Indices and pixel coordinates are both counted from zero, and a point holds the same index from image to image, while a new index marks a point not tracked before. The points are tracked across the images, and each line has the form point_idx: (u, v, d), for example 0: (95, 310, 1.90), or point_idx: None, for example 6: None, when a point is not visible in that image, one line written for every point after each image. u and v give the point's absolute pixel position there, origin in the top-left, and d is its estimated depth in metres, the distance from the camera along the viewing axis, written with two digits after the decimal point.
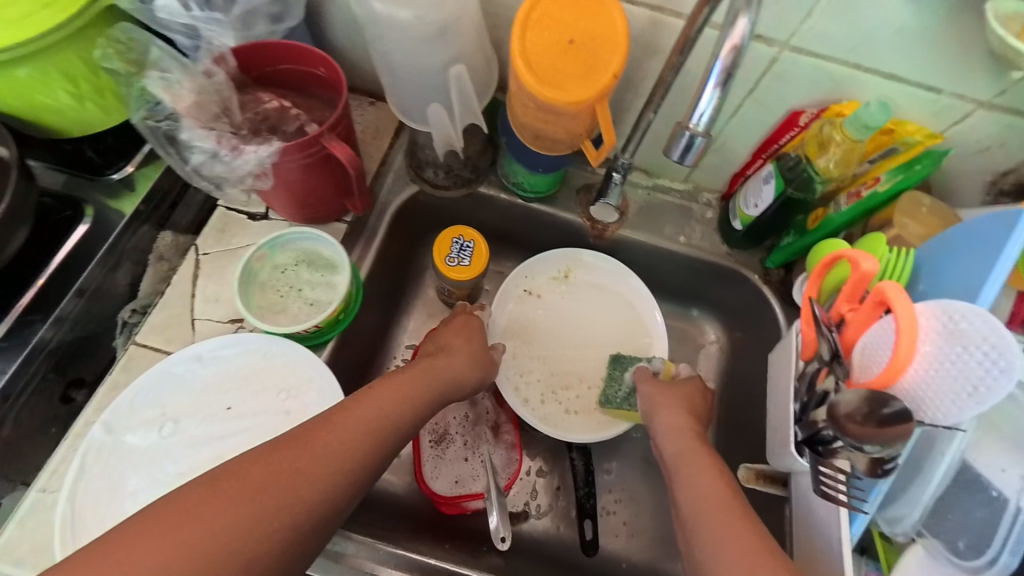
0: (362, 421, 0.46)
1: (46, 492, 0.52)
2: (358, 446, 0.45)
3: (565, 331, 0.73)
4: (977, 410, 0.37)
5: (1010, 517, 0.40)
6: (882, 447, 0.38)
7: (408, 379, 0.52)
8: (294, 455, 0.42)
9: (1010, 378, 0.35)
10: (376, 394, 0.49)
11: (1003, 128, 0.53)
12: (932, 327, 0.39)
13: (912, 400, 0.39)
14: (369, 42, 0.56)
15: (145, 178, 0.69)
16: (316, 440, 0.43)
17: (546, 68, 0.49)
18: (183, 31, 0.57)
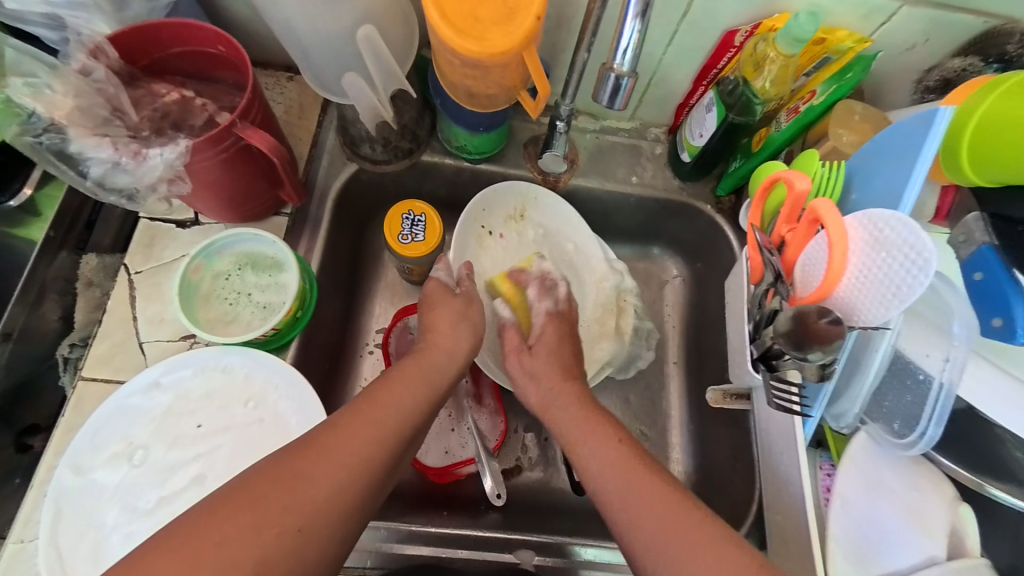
0: (361, 429, 0.45)
1: (23, 541, 0.50)
2: (355, 452, 0.43)
3: (527, 280, 0.70)
4: (900, 310, 0.39)
5: (934, 394, 0.43)
6: (823, 353, 0.42)
7: (402, 381, 0.52)
8: (285, 476, 0.40)
9: (926, 275, 0.37)
10: (373, 402, 0.48)
11: (927, 24, 0.54)
12: (859, 239, 0.41)
13: (847, 308, 0.42)
14: (266, 11, 0.50)
15: (50, 200, 0.62)
16: (307, 458, 0.41)
17: (464, 18, 0.45)
18: (44, 22, 0.49)
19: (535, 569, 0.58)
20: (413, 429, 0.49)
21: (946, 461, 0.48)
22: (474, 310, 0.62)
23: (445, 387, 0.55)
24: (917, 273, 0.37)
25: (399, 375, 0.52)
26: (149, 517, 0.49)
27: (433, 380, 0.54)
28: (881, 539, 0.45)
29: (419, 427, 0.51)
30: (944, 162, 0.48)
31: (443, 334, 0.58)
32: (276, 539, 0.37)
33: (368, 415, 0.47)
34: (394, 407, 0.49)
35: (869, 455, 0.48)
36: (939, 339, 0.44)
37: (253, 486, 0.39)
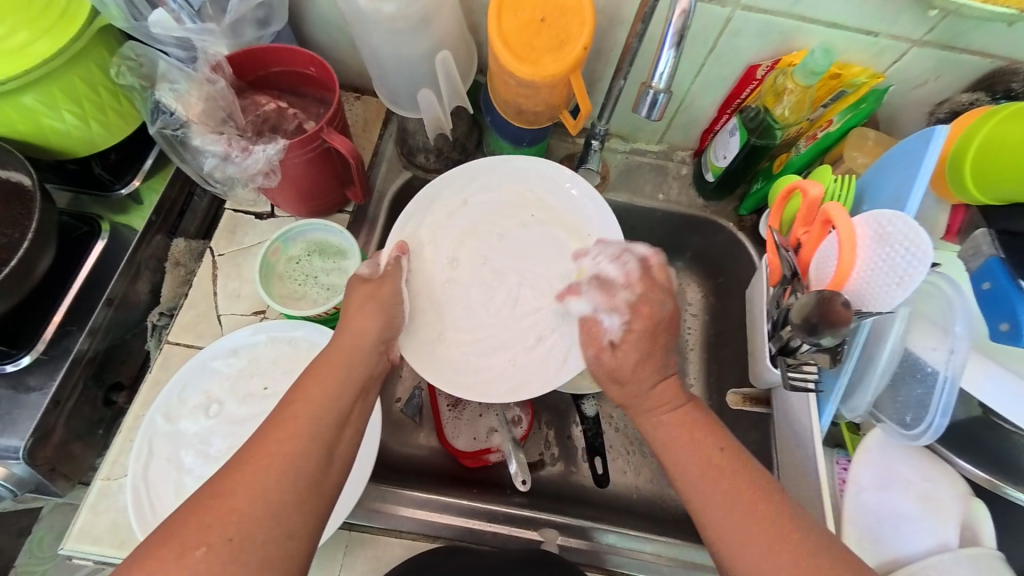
0: (284, 430, 0.42)
1: (110, 479, 0.57)
2: (278, 453, 0.41)
3: (524, 255, 0.65)
4: (904, 296, 0.44)
5: (941, 387, 0.48)
6: (834, 338, 0.46)
7: (324, 370, 0.48)
8: (208, 497, 0.38)
9: (925, 262, 0.43)
10: (294, 409, 0.44)
11: (936, 62, 0.59)
12: (866, 235, 0.46)
13: (858, 297, 0.47)
14: (356, 39, 0.60)
15: (151, 191, 0.72)
16: (229, 472, 0.39)
17: (522, 46, 0.54)
18: (176, 44, 0.60)
19: (558, 549, 0.61)
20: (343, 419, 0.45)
21: (963, 461, 0.52)
22: (387, 291, 0.56)
23: (373, 366, 0.51)
24: (917, 263, 0.43)
25: (318, 371, 0.48)
26: (218, 462, 0.56)
27: (358, 369, 0.49)
28: (897, 525, 0.50)
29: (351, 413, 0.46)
30: (953, 181, 0.54)
31: (355, 316, 0.53)
32: (204, 558, 0.35)
33: (288, 425, 0.43)
34: (313, 406, 0.44)
35: (882, 445, 0.53)
36: (943, 335, 0.49)
37: (180, 514, 0.37)
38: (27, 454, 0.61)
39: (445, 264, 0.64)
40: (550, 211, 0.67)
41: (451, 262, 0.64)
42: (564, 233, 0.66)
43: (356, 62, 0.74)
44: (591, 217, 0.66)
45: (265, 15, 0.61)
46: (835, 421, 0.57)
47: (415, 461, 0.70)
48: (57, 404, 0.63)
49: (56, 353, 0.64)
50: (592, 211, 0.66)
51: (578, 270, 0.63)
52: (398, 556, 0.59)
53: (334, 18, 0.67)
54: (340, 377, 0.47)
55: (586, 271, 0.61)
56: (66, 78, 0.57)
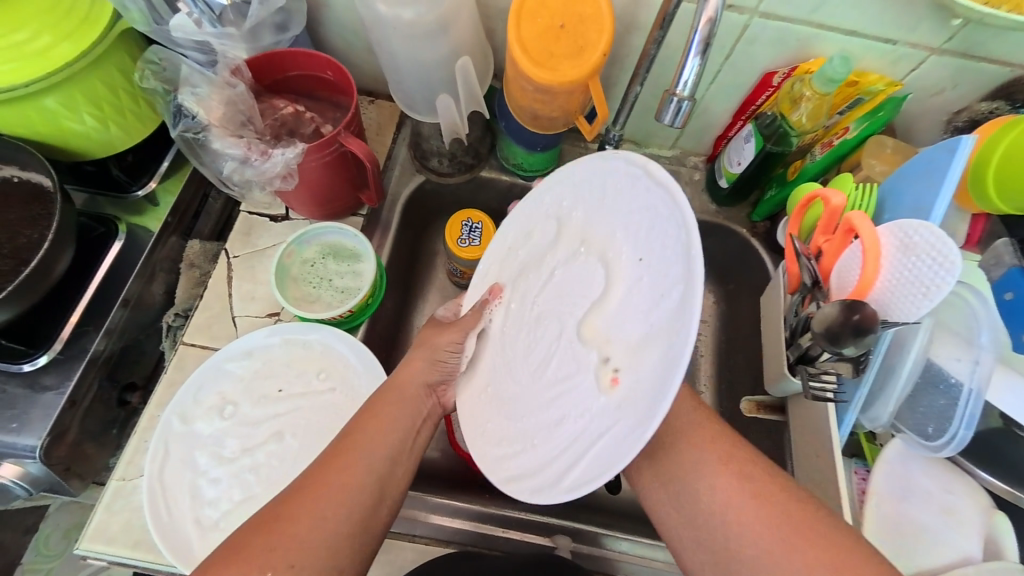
0: (349, 462, 0.45)
1: (125, 480, 0.57)
2: (344, 483, 0.44)
3: (578, 302, 0.43)
4: (928, 307, 0.43)
5: (965, 398, 0.48)
6: (857, 348, 0.46)
7: (388, 406, 0.51)
8: (277, 521, 0.41)
9: (952, 274, 0.42)
10: (351, 450, 0.46)
11: (955, 71, 0.59)
12: (890, 245, 0.46)
13: (881, 306, 0.47)
14: (373, 43, 0.60)
15: (167, 193, 0.73)
16: (298, 500, 0.42)
17: (541, 52, 0.54)
18: (196, 48, 0.61)
19: (571, 555, 0.62)
20: (399, 457, 0.48)
21: (983, 473, 0.52)
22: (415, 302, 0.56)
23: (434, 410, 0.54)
24: (943, 274, 0.43)
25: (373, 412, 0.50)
26: (232, 464, 0.57)
27: (409, 411, 0.51)
28: (916, 537, 0.49)
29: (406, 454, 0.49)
30: (973, 189, 0.53)
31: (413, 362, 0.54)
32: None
33: (343, 466, 0.45)
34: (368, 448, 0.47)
35: (903, 456, 0.52)
36: (966, 346, 0.49)
37: (250, 535, 0.40)
38: (43, 454, 0.62)
39: (499, 315, 0.51)
40: (594, 232, 0.44)
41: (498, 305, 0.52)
42: (596, 264, 0.42)
43: (370, 66, 0.74)
44: (630, 238, 0.39)
45: (283, 20, 0.62)
46: (852, 431, 0.57)
47: (425, 465, 0.70)
48: (72, 403, 0.64)
49: (73, 353, 0.64)
50: (642, 222, 0.38)
51: (604, 327, 0.40)
52: (411, 560, 0.59)
53: (350, 22, 0.67)
54: (394, 420, 0.50)
55: (619, 333, 0.38)
56: (88, 81, 0.58)
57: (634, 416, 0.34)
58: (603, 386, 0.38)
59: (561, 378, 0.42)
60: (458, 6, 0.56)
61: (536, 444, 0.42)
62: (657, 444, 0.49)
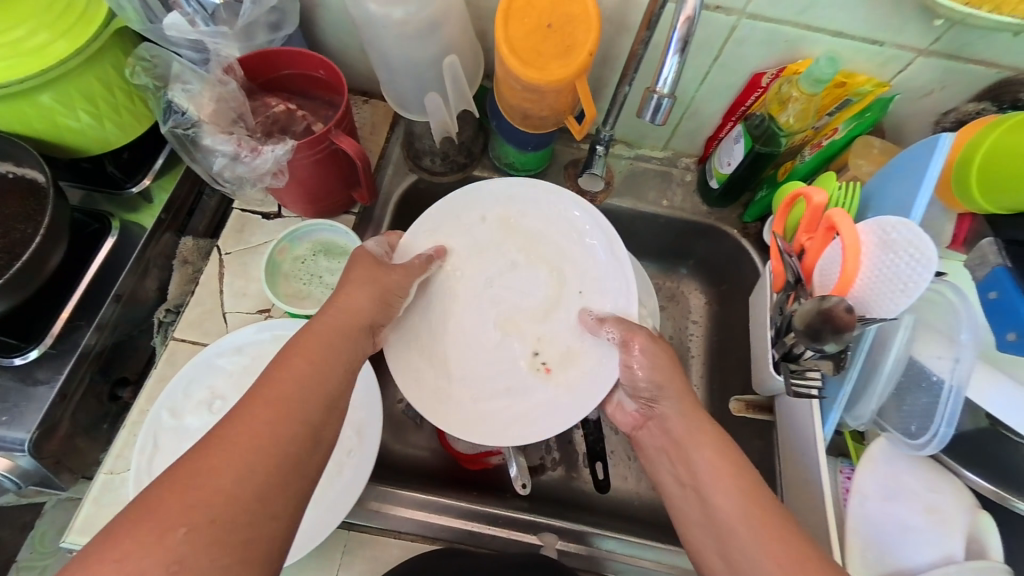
0: (270, 406, 0.41)
1: (113, 473, 0.58)
2: (268, 429, 0.40)
3: (519, 291, 0.63)
4: (907, 303, 0.43)
5: (946, 396, 0.48)
6: (837, 344, 0.46)
7: (310, 348, 0.46)
8: (189, 473, 0.37)
9: (929, 270, 0.42)
10: (279, 386, 0.43)
11: (942, 72, 0.59)
12: (870, 241, 0.47)
13: (862, 303, 0.47)
14: (365, 43, 0.61)
15: (162, 190, 0.74)
16: (212, 447, 0.38)
17: (528, 52, 0.54)
18: (190, 46, 0.62)
19: (558, 554, 0.61)
20: (330, 399, 0.45)
21: (970, 473, 0.52)
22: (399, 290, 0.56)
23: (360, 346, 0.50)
24: (920, 270, 0.43)
25: (305, 344, 0.47)
26: None
27: (343, 350, 0.48)
28: (901, 536, 0.49)
29: (336, 395, 0.45)
30: (958, 191, 0.54)
31: (347, 294, 0.52)
32: (186, 537, 0.34)
33: (274, 401, 0.42)
34: (300, 384, 0.44)
35: (887, 456, 0.52)
36: (949, 344, 0.49)
37: (160, 489, 0.36)
38: (33, 447, 0.62)
39: (454, 278, 0.62)
40: (551, 258, 0.64)
41: (447, 270, 0.62)
42: (542, 276, 0.63)
43: (364, 66, 0.75)
44: (577, 276, 0.63)
45: (277, 20, 0.63)
46: (839, 431, 0.57)
47: (415, 462, 0.70)
48: (63, 397, 0.64)
49: (65, 347, 0.65)
50: (598, 273, 0.63)
51: (542, 335, 0.61)
52: (397, 556, 0.59)
53: (344, 23, 0.68)
54: (329, 355, 0.47)
55: (552, 342, 0.61)
56: (82, 78, 0.59)
57: (567, 399, 0.58)
58: (538, 374, 0.59)
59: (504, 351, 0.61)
60: (448, 7, 0.57)
61: (477, 399, 0.58)
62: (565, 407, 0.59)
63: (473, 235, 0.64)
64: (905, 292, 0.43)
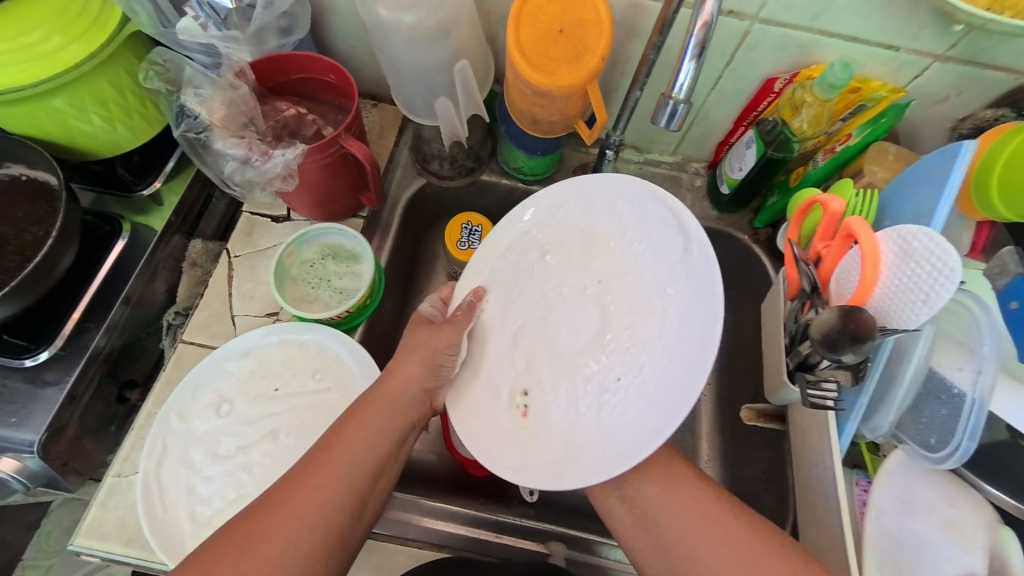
0: (326, 479, 0.45)
1: (121, 476, 0.58)
2: (317, 503, 0.44)
3: (567, 324, 0.53)
4: (929, 314, 0.42)
5: (967, 409, 0.47)
6: (856, 355, 0.45)
7: (364, 418, 0.50)
8: (241, 538, 0.41)
9: (952, 280, 0.41)
10: (330, 456, 0.46)
11: (960, 78, 0.58)
12: (890, 251, 0.46)
13: (881, 313, 0.46)
14: (375, 47, 0.61)
15: (171, 193, 0.74)
16: (260, 517, 0.42)
17: (539, 56, 0.54)
18: (202, 50, 0.62)
19: (565, 563, 0.60)
20: (375, 473, 0.48)
21: (989, 488, 0.51)
22: None
23: (415, 417, 0.53)
24: (943, 280, 0.42)
25: (358, 416, 0.50)
26: (227, 462, 0.57)
27: (394, 417, 0.51)
28: (919, 552, 0.48)
29: (380, 471, 0.48)
30: (976, 198, 0.53)
31: (399, 365, 0.53)
32: None
33: (318, 476, 0.45)
34: (354, 456, 0.47)
35: (905, 468, 0.51)
36: (970, 356, 0.48)
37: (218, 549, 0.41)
38: (42, 449, 0.62)
39: (536, 255, 0.57)
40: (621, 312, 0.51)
41: (545, 229, 0.57)
42: (597, 331, 0.51)
43: (373, 70, 0.75)
44: (623, 366, 0.49)
45: (288, 24, 0.63)
46: (854, 441, 0.56)
47: (420, 467, 0.70)
48: (72, 399, 0.64)
49: (74, 349, 0.65)
50: (669, 360, 0.45)
51: (548, 379, 0.52)
52: (403, 564, 0.58)
53: (354, 26, 0.68)
54: (381, 428, 0.50)
55: (554, 401, 0.51)
56: (95, 82, 0.59)
57: (519, 448, 0.50)
58: (514, 411, 0.52)
59: (509, 362, 0.54)
60: (459, 12, 0.56)
61: (472, 377, 0.54)
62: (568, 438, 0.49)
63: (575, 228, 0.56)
64: (926, 303, 0.42)
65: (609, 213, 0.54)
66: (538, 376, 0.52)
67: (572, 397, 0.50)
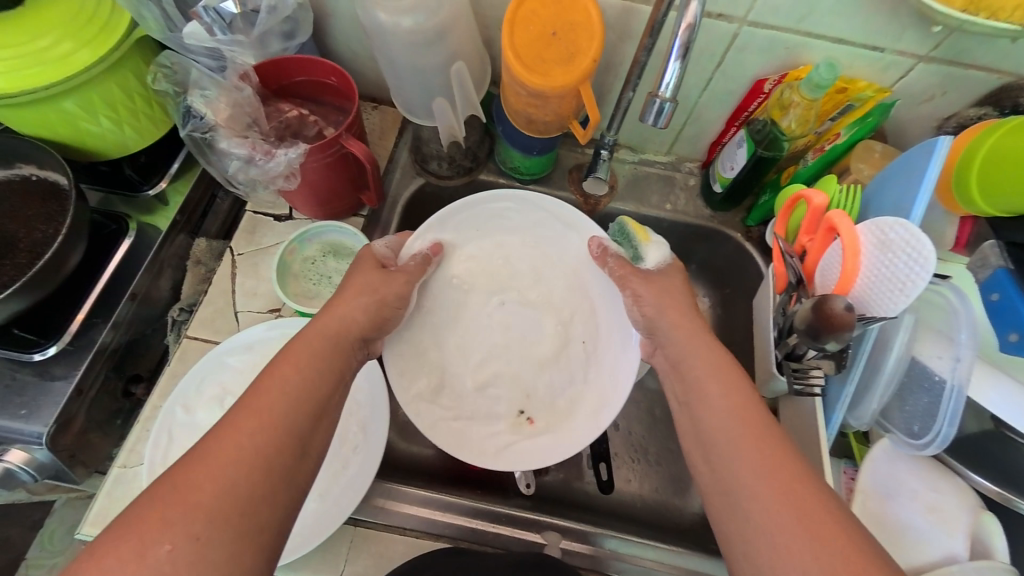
0: (258, 422, 0.41)
1: (126, 467, 0.59)
2: (252, 447, 0.39)
3: (518, 325, 0.64)
4: (906, 303, 0.44)
5: (947, 395, 0.48)
6: (839, 343, 0.47)
7: (296, 358, 0.46)
8: (168, 493, 0.36)
9: (926, 268, 0.43)
10: (263, 400, 0.42)
11: (943, 78, 0.60)
12: (868, 242, 0.47)
13: (863, 303, 0.47)
14: (375, 51, 0.63)
15: (176, 194, 0.76)
16: (188, 469, 0.37)
17: (534, 59, 0.56)
18: (208, 54, 0.63)
19: (561, 552, 0.61)
20: (316, 412, 0.44)
21: (976, 475, 0.52)
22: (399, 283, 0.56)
23: (353, 353, 0.50)
24: (918, 268, 0.43)
25: (291, 356, 0.46)
26: None
27: (335, 357, 0.48)
28: (904, 536, 0.49)
29: (322, 409, 0.45)
30: (958, 196, 0.54)
31: (343, 300, 0.52)
32: (169, 557, 0.34)
33: (254, 416, 0.41)
34: (288, 395, 0.43)
35: (891, 456, 0.53)
36: (947, 343, 0.49)
37: (142, 508, 0.35)
38: (50, 441, 0.63)
39: (456, 288, 0.63)
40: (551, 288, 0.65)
41: (463, 264, 0.64)
42: (544, 318, 0.64)
43: (374, 74, 0.77)
44: (582, 326, 0.63)
45: (291, 29, 0.65)
46: (842, 432, 0.58)
47: (419, 461, 0.71)
48: (79, 392, 0.66)
49: (81, 344, 0.66)
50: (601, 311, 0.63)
51: (525, 390, 0.62)
52: (402, 553, 0.59)
53: (354, 31, 0.70)
54: (317, 364, 0.46)
55: (543, 394, 0.62)
56: (104, 85, 0.61)
57: (551, 443, 0.59)
58: (523, 425, 0.61)
59: (486, 387, 0.62)
60: (456, 16, 0.58)
61: (485, 438, 0.59)
62: (564, 409, 0.61)
63: (490, 240, 0.66)
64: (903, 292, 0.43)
65: (502, 222, 0.66)
66: (526, 376, 0.62)
67: (554, 369, 0.63)
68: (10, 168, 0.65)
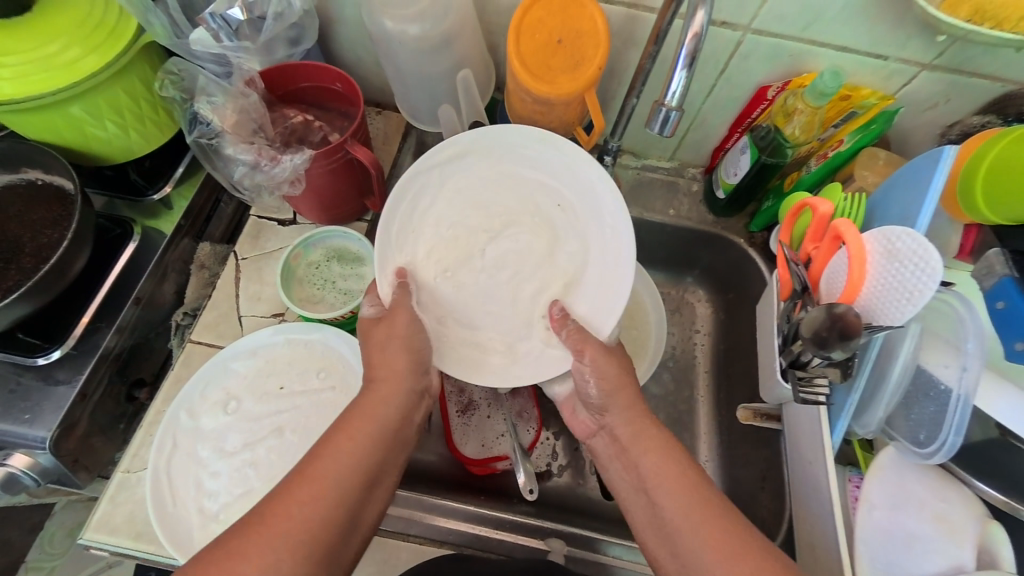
0: (321, 487, 0.44)
1: (130, 472, 0.59)
2: (312, 512, 0.43)
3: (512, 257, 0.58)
4: (913, 311, 0.44)
5: (953, 404, 0.48)
6: (845, 352, 0.47)
7: (354, 424, 0.49)
8: (233, 554, 0.40)
9: (933, 278, 0.43)
10: (322, 466, 0.46)
11: (947, 86, 0.60)
12: (875, 251, 0.47)
13: (870, 311, 0.47)
14: (380, 57, 0.63)
15: (181, 198, 0.76)
16: (253, 533, 0.41)
17: (539, 66, 0.56)
18: (214, 60, 0.64)
19: (565, 559, 0.61)
20: (369, 480, 0.47)
21: (980, 483, 0.52)
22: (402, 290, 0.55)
23: (407, 417, 0.53)
24: (926, 278, 0.44)
25: (350, 421, 0.50)
26: (233, 457, 0.58)
27: (388, 420, 0.51)
28: (910, 545, 0.49)
29: (375, 476, 0.48)
30: (963, 204, 0.55)
31: (382, 358, 0.54)
32: None
33: (313, 481, 0.45)
34: (346, 460, 0.47)
35: (895, 464, 0.53)
36: (954, 351, 0.49)
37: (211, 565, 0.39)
38: (53, 445, 0.63)
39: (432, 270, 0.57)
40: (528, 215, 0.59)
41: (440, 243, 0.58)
42: (529, 238, 0.58)
43: (378, 78, 0.78)
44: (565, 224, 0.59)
45: (296, 34, 0.65)
46: (847, 439, 0.58)
47: (422, 466, 0.71)
48: (83, 397, 0.66)
49: (86, 348, 0.66)
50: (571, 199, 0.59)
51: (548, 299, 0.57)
52: (405, 560, 0.59)
53: (359, 36, 0.70)
54: (373, 431, 0.50)
55: (557, 284, 0.57)
56: (111, 90, 0.61)
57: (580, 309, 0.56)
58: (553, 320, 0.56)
59: (508, 319, 0.57)
60: (461, 23, 0.59)
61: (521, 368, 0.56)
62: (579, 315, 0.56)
63: (444, 208, 0.59)
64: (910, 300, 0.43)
65: (448, 186, 0.59)
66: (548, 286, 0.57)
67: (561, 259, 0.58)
68: (16, 172, 0.65)
